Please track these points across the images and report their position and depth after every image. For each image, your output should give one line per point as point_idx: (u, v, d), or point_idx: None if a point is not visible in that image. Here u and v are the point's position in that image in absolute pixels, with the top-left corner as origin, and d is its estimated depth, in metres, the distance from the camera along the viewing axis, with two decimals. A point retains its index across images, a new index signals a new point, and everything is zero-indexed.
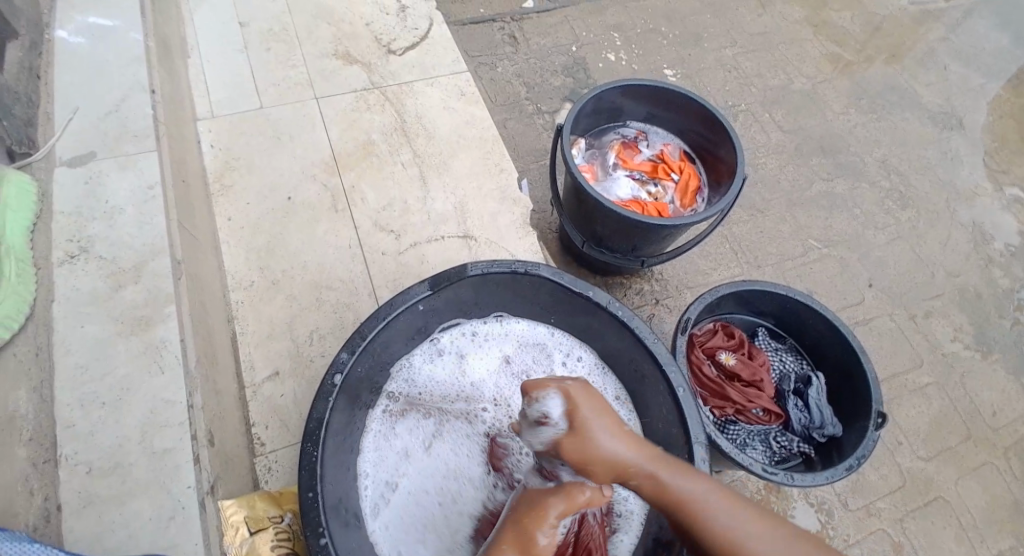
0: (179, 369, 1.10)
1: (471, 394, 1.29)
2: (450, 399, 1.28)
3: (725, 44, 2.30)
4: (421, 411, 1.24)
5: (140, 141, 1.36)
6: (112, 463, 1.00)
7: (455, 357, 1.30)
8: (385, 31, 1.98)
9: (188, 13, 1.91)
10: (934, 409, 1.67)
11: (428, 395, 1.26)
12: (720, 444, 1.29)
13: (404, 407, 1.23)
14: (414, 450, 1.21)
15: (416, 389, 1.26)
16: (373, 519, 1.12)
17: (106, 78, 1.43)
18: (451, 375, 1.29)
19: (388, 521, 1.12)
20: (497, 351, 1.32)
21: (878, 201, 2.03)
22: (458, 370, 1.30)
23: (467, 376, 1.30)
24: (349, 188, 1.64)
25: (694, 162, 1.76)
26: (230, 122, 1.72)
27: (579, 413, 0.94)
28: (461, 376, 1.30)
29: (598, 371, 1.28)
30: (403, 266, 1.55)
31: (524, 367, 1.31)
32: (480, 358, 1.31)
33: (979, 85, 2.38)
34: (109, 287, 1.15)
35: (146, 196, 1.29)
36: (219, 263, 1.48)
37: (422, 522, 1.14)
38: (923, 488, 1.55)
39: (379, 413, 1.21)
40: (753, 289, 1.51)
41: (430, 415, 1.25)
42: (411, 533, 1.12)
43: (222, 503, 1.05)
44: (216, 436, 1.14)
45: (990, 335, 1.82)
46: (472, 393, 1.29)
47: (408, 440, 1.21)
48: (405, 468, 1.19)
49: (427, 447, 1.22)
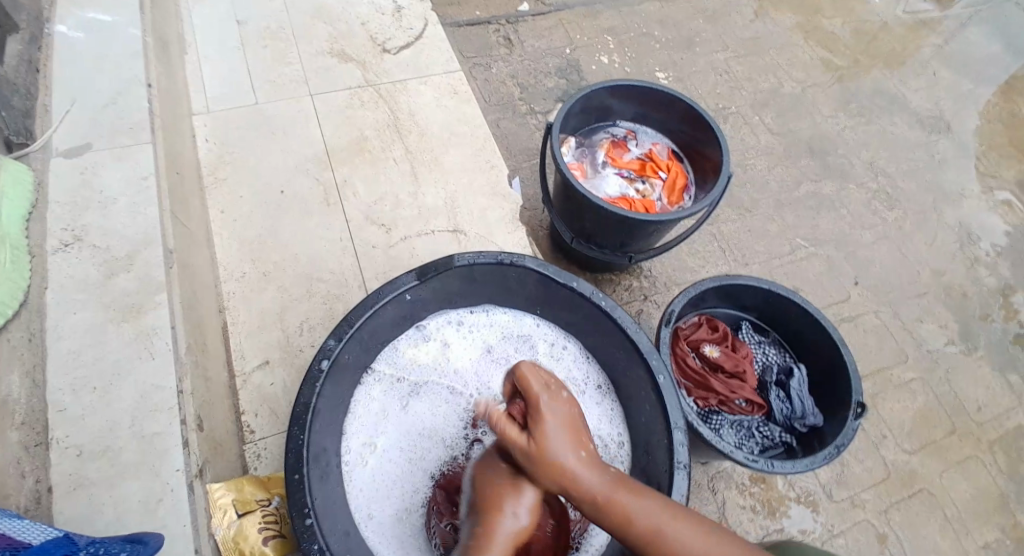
0: (169, 355, 1.12)
1: (454, 374, 1.32)
2: (433, 376, 1.30)
3: (717, 48, 2.34)
4: (406, 387, 1.28)
5: (136, 133, 1.38)
6: (101, 446, 1.01)
7: (443, 339, 1.32)
8: (380, 31, 2.00)
9: (187, 11, 1.94)
10: (920, 404, 1.69)
11: (413, 373, 1.29)
12: (702, 432, 1.31)
13: (390, 380, 1.26)
14: (396, 424, 1.25)
15: (402, 369, 1.28)
16: (352, 479, 1.16)
17: (102, 71, 1.45)
18: (437, 355, 1.31)
19: (367, 493, 1.16)
20: (482, 337, 1.34)
21: (866, 201, 2.06)
22: (443, 351, 1.32)
23: (453, 356, 1.32)
24: (341, 183, 1.67)
25: (682, 161, 1.79)
26: (226, 118, 1.74)
27: (541, 417, 0.88)
28: (447, 357, 1.32)
29: (584, 361, 1.31)
30: (394, 259, 1.57)
31: (510, 352, 1.33)
32: (467, 340, 1.33)
33: (967, 89, 2.41)
34: (102, 275, 1.17)
35: (140, 188, 1.30)
36: (212, 255, 1.50)
37: (395, 480, 1.19)
38: (908, 482, 1.57)
39: (365, 388, 1.24)
40: (737, 283, 1.53)
41: (413, 392, 1.28)
42: (384, 491, 1.17)
43: (210, 485, 1.08)
44: (205, 422, 1.16)
45: (976, 333, 1.84)
46: (457, 372, 1.32)
47: (388, 403, 1.25)
48: (386, 442, 1.22)
49: (408, 422, 1.25)
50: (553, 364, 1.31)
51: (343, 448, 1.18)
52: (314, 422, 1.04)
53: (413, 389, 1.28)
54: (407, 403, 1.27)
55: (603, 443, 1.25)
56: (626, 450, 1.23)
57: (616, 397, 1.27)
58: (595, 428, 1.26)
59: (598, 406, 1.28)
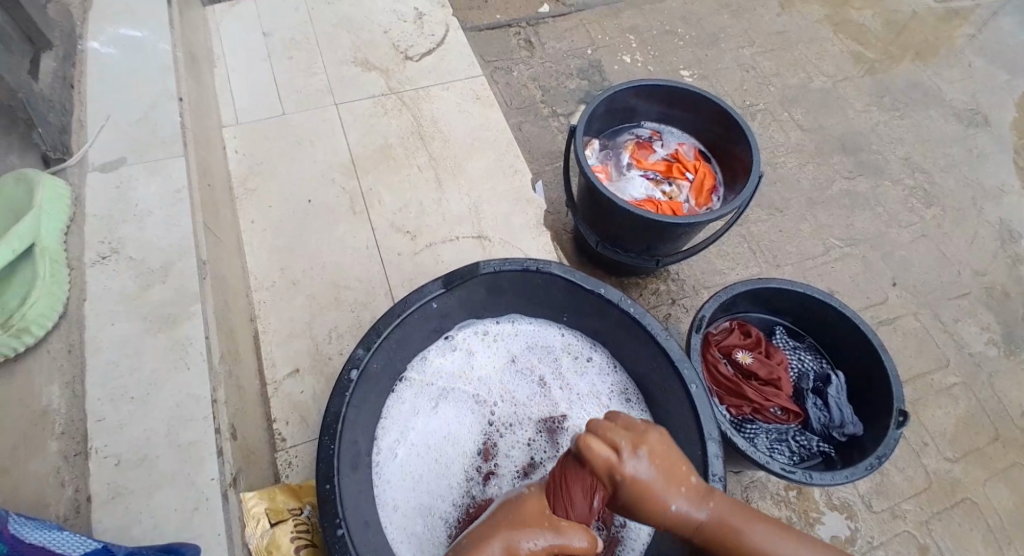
0: (203, 365, 1.13)
1: (481, 382, 1.30)
2: (460, 382, 1.29)
3: (743, 43, 2.30)
4: (436, 391, 1.27)
5: (169, 146, 1.40)
6: (138, 455, 1.03)
7: (469, 348, 1.32)
8: (403, 38, 2.01)
9: (214, 25, 1.97)
10: (961, 409, 1.64)
11: (441, 384, 1.28)
12: (737, 443, 1.29)
13: (415, 392, 1.26)
14: (424, 429, 1.24)
15: (431, 374, 1.28)
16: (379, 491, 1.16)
17: (135, 85, 1.49)
18: (464, 367, 1.31)
19: (394, 494, 1.16)
20: (505, 349, 1.34)
21: (900, 199, 2.01)
22: (469, 363, 1.31)
23: (479, 368, 1.31)
24: (367, 191, 1.68)
25: (709, 161, 1.76)
26: (253, 129, 1.76)
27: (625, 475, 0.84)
28: (474, 365, 1.31)
29: (605, 369, 1.31)
30: (420, 266, 1.57)
31: (531, 364, 1.33)
32: (491, 350, 1.33)
33: (1004, 81, 2.34)
34: (138, 287, 1.19)
35: (174, 200, 1.33)
36: (242, 263, 1.52)
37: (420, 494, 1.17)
38: (950, 491, 1.53)
39: (394, 399, 1.24)
40: (769, 287, 1.50)
41: (442, 396, 1.27)
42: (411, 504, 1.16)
43: (244, 494, 1.09)
44: (238, 431, 1.17)
45: (1019, 334, 1.78)
46: (484, 380, 1.31)
47: (416, 415, 1.25)
48: (414, 443, 1.22)
49: (437, 426, 1.25)
50: (575, 377, 1.32)
51: (373, 453, 1.18)
52: (344, 432, 1.04)
53: (441, 402, 1.27)
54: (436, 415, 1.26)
55: None
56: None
57: (646, 409, 1.26)
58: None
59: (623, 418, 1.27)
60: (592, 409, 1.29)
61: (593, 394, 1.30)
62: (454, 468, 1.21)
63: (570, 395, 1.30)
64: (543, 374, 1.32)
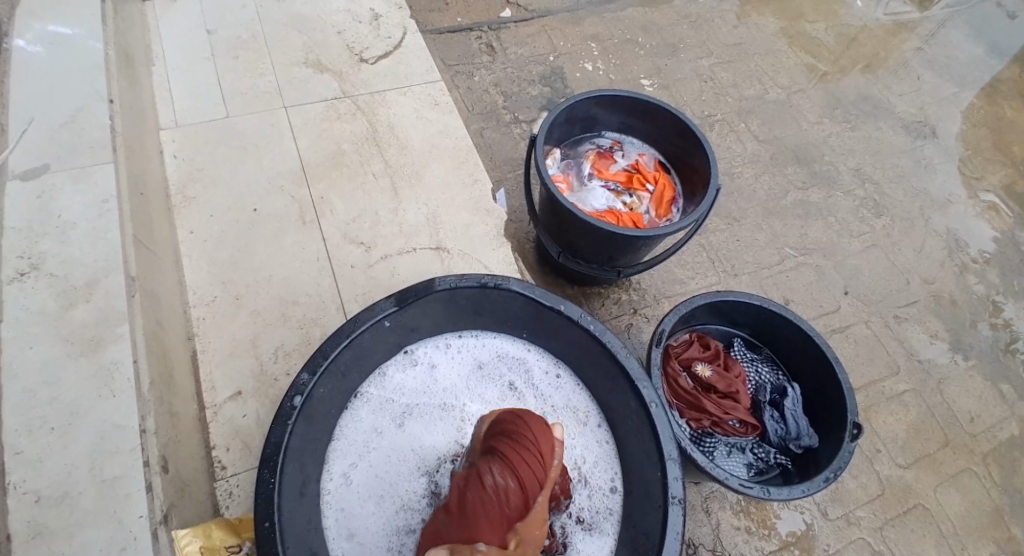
0: (132, 393, 1.06)
1: (445, 396, 1.24)
2: (422, 398, 1.23)
3: (701, 54, 2.30)
4: (396, 406, 1.21)
5: (96, 152, 1.31)
6: (60, 492, 0.96)
7: (432, 360, 1.25)
8: (357, 40, 1.94)
9: (155, 21, 1.87)
10: (912, 416, 1.66)
11: (404, 398, 1.22)
12: (696, 458, 1.27)
13: (374, 409, 1.19)
14: (382, 446, 1.17)
15: (391, 389, 1.22)
16: (328, 513, 1.10)
17: (63, 87, 1.39)
18: (427, 379, 1.24)
19: (342, 515, 1.10)
20: (473, 358, 1.26)
21: (853, 209, 2.03)
22: (433, 377, 1.24)
23: (443, 382, 1.24)
24: (318, 200, 1.61)
25: (669, 172, 1.74)
26: (197, 132, 1.67)
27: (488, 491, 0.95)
28: (437, 379, 1.24)
29: (576, 386, 1.25)
30: (373, 280, 1.51)
31: (501, 374, 1.26)
32: (456, 362, 1.26)
33: (952, 94, 2.40)
34: (59, 306, 1.11)
35: (102, 211, 1.24)
36: (181, 278, 1.43)
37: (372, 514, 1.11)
38: (902, 495, 1.54)
39: (352, 418, 1.18)
40: (727, 300, 1.49)
41: (404, 412, 1.21)
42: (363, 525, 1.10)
43: (177, 532, 1.02)
44: (171, 463, 1.09)
45: (966, 341, 1.82)
46: (449, 394, 1.24)
47: (375, 432, 1.18)
48: (373, 463, 1.16)
49: (397, 443, 1.18)
50: (548, 393, 1.24)
51: (324, 477, 1.12)
52: (286, 464, 1.00)
53: (402, 417, 1.20)
54: (398, 431, 1.19)
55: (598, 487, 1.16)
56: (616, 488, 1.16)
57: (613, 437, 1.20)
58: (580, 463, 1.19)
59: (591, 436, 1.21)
60: (567, 427, 1.22)
61: (567, 414, 1.22)
62: (409, 489, 1.14)
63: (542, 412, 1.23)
64: (515, 383, 1.25)
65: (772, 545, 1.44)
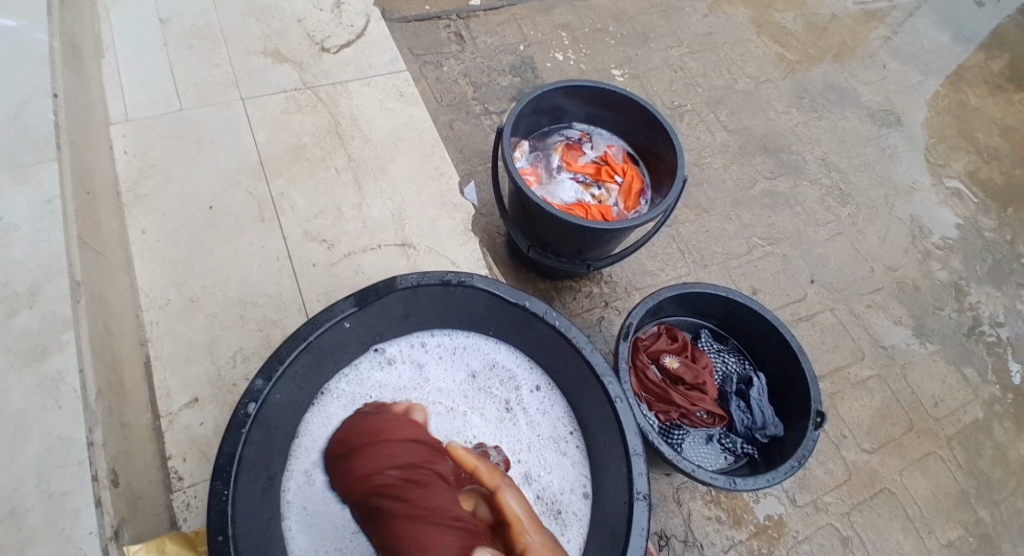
0: (78, 403, 1.02)
1: (428, 395, 1.20)
2: (405, 396, 1.19)
3: (671, 43, 2.28)
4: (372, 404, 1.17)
5: (40, 150, 1.26)
6: (5, 508, 0.93)
7: (410, 360, 1.22)
8: (319, 29, 1.89)
9: (104, 10, 1.80)
10: (876, 402, 1.68)
11: (382, 394, 1.18)
12: (663, 451, 1.26)
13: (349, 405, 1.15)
14: None
15: (368, 386, 1.18)
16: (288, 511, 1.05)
17: (3, 83, 1.33)
18: (405, 376, 1.20)
19: (306, 514, 1.05)
20: (454, 358, 1.23)
21: (818, 198, 2.04)
22: (411, 375, 1.21)
23: (421, 380, 1.21)
24: (278, 196, 1.56)
25: (637, 163, 1.73)
26: (148, 125, 1.62)
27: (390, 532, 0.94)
28: (421, 377, 1.21)
29: (566, 411, 1.21)
30: (336, 277, 1.48)
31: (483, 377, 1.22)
32: (438, 363, 1.23)
33: (917, 81, 2.42)
34: (1, 314, 1.06)
35: (46, 213, 1.19)
36: (132, 281, 1.39)
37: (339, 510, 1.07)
38: (868, 481, 1.56)
39: (322, 413, 1.13)
40: (693, 292, 1.48)
41: None
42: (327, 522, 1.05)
43: (128, 548, 1.00)
44: (122, 474, 1.06)
45: (930, 327, 1.84)
46: (434, 396, 1.20)
47: None
48: None
49: None
50: (538, 415, 1.20)
51: (285, 474, 1.07)
52: (241, 474, 0.97)
53: None
54: None
55: (564, 505, 1.13)
56: (586, 529, 1.11)
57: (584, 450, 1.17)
58: (557, 493, 1.14)
59: (575, 467, 1.17)
60: (543, 442, 1.19)
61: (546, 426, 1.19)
62: None
63: (533, 434, 1.19)
64: (493, 389, 1.22)
65: (742, 534, 1.45)
